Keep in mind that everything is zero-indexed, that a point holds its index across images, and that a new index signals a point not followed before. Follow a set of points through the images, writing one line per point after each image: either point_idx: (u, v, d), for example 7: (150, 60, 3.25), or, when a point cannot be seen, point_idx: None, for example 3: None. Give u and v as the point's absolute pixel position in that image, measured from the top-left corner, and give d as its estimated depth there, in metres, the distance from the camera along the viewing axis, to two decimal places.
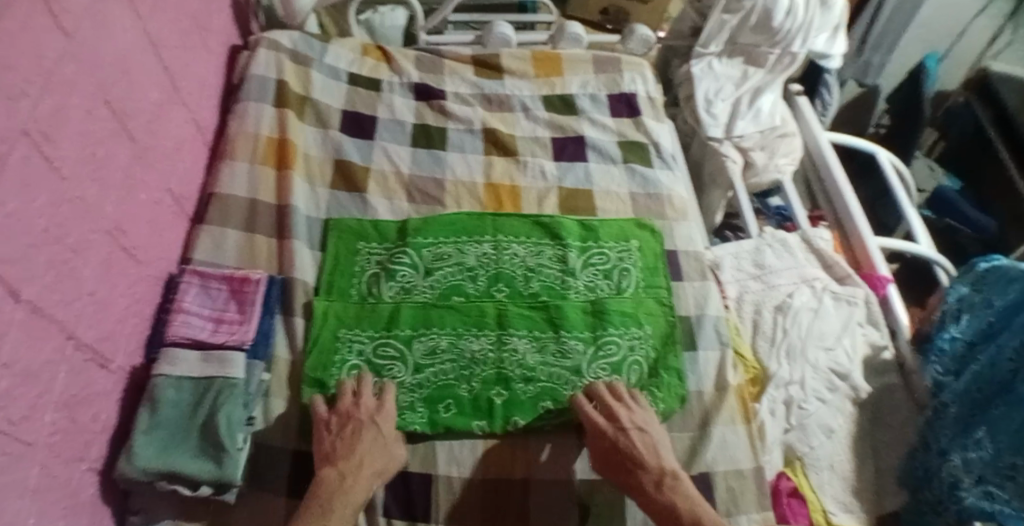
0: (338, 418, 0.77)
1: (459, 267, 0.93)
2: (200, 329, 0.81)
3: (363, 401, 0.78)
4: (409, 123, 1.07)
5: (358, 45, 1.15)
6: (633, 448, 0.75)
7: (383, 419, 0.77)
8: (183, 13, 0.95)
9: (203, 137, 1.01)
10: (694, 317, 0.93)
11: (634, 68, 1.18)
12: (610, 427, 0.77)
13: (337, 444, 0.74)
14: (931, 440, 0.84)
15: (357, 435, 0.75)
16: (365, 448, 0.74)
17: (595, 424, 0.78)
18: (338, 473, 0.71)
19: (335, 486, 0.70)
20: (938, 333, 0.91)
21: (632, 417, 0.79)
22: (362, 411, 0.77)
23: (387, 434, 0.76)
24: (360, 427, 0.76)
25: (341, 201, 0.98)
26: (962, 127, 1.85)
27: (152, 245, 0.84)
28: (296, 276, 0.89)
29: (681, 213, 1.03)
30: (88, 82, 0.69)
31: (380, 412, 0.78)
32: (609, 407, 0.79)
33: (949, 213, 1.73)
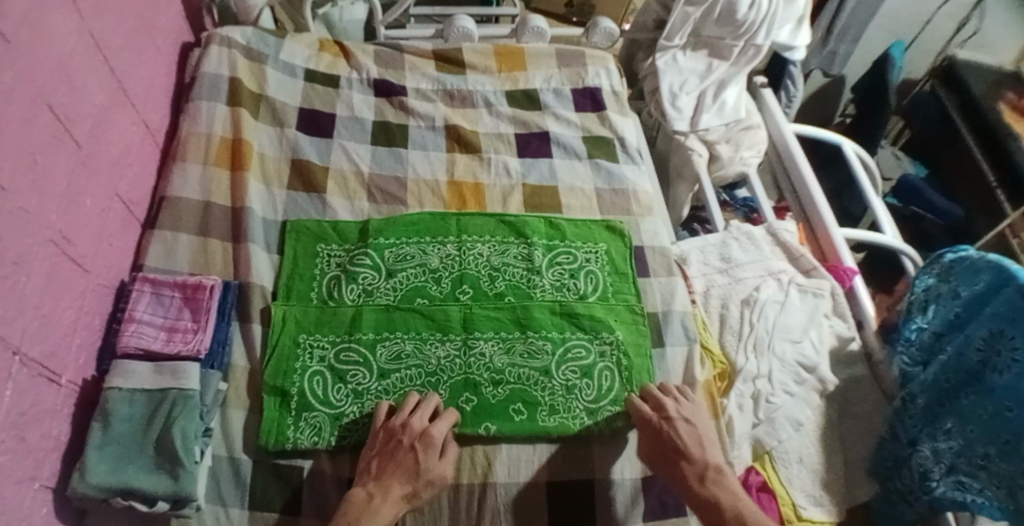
0: (385, 435, 0.76)
1: (422, 269, 0.91)
2: (153, 339, 0.77)
3: (411, 424, 0.76)
4: (369, 121, 1.05)
5: (314, 41, 1.11)
6: (680, 441, 0.78)
7: (428, 446, 0.75)
8: (129, 10, 0.90)
9: (154, 139, 0.96)
10: (661, 314, 0.93)
11: (599, 62, 1.17)
12: (657, 416, 0.80)
13: (374, 465, 0.75)
14: (900, 428, 0.90)
15: (398, 456, 0.75)
16: (398, 470, 0.74)
17: (642, 416, 0.80)
18: (367, 493, 0.72)
19: (362, 507, 0.71)
20: (906, 324, 0.94)
21: (681, 413, 0.80)
22: (408, 433, 0.75)
23: (431, 455, 0.75)
24: (403, 448, 0.75)
25: (299, 202, 0.95)
26: (927, 115, 1.88)
27: (102, 253, 0.79)
28: (253, 281, 0.87)
29: (647, 208, 1.03)
30: (25, 86, 0.65)
31: (426, 437, 0.75)
32: (657, 399, 0.81)
33: (915, 201, 1.75)
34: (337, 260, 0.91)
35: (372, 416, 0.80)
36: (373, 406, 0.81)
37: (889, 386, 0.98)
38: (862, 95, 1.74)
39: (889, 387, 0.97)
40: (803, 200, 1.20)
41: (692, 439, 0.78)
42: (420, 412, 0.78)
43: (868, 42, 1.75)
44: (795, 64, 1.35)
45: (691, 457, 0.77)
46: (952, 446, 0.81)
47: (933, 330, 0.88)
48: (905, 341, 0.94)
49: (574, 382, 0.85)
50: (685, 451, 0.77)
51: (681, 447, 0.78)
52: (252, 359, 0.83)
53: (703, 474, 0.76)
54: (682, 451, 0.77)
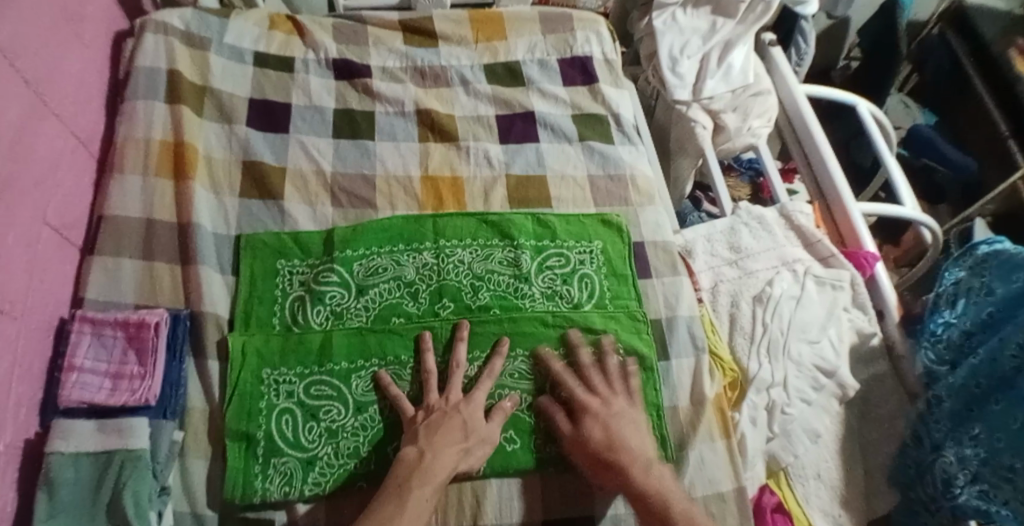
0: (425, 412, 0.72)
1: (396, 282, 0.81)
2: (96, 391, 0.69)
3: (450, 392, 0.74)
4: (329, 109, 0.92)
5: (263, 18, 0.98)
6: (621, 433, 0.71)
7: (471, 408, 0.72)
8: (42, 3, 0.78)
9: (86, 148, 0.85)
10: (665, 321, 0.84)
11: (589, 26, 1.03)
12: (599, 407, 0.73)
13: (420, 428, 0.70)
14: (925, 434, 0.82)
15: (446, 419, 0.71)
16: (449, 430, 0.70)
17: (581, 404, 0.74)
18: (418, 450, 0.68)
19: (415, 464, 0.66)
20: (932, 317, 0.85)
21: (615, 404, 0.74)
22: (452, 399, 0.73)
23: (476, 418, 0.72)
24: (452, 412, 0.72)
25: (253, 211, 0.84)
26: (938, 63, 1.70)
27: (33, 293, 0.71)
28: (207, 309, 0.77)
29: (647, 197, 0.92)
30: None
31: (469, 401, 0.73)
32: (599, 389, 0.75)
33: (927, 152, 1.60)
34: (300, 279, 0.81)
35: (349, 457, 0.72)
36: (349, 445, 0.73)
37: (912, 384, 0.89)
38: (870, 39, 1.60)
39: (912, 387, 0.89)
40: (818, 173, 1.08)
41: (633, 432, 0.72)
42: (453, 382, 0.74)
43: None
44: (807, 19, 1.22)
45: (627, 450, 0.70)
46: (978, 453, 0.73)
47: (961, 328, 0.79)
48: (930, 335, 0.84)
49: None
50: (609, 447, 0.70)
51: (618, 441, 0.70)
52: (211, 397, 0.74)
53: (645, 471, 0.68)
54: (607, 443, 0.70)
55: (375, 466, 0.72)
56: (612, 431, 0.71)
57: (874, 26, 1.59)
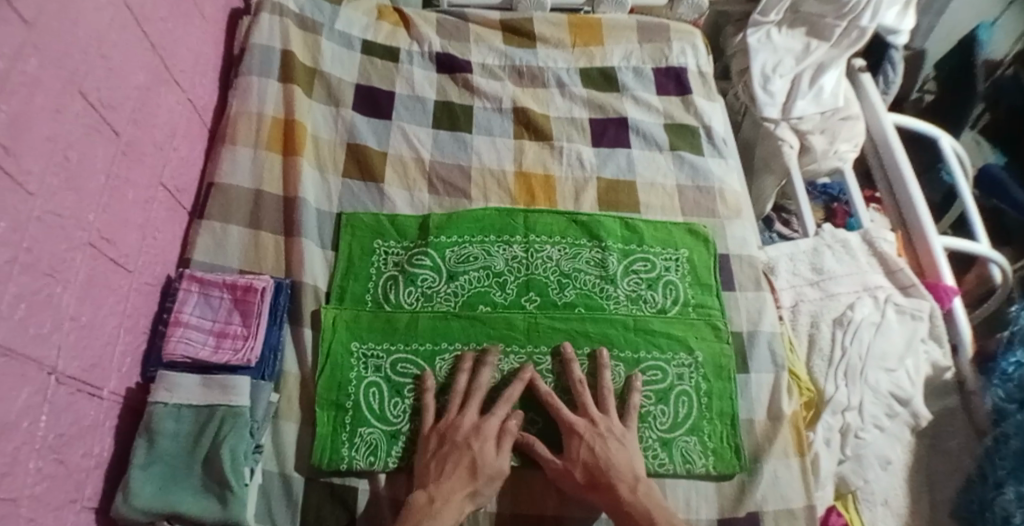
0: (438, 439, 0.71)
1: (486, 272, 0.84)
2: (201, 346, 0.73)
3: (460, 420, 0.72)
4: (431, 100, 0.95)
5: (372, 8, 1.01)
6: (608, 454, 0.70)
7: (482, 439, 0.70)
8: None
9: (201, 118, 0.89)
10: (746, 334, 0.84)
11: (684, 37, 1.04)
12: (587, 427, 0.72)
13: (430, 465, 0.69)
14: (990, 470, 0.81)
15: (456, 453, 0.69)
16: (457, 466, 0.68)
17: (567, 424, 0.73)
18: (427, 495, 0.66)
19: (423, 510, 0.65)
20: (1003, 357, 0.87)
21: (608, 427, 0.73)
22: (464, 426, 0.71)
23: (488, 449, 0.70)
24: (462, 447, 0.69)
25: (354, 192, 0.87)
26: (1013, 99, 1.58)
27: (144, 249, 0.75)
28: (306, 280, 0.80)
29: (734, 210, 0.93)
30: (56, 75, 0.59)
31: (480, 433, 0.71)
32: (590, 410, 0.74)
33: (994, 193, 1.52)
34: (393, 260, 0.84)
35: None
36: None
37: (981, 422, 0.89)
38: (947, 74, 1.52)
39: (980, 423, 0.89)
40: (901, 202, 1.06)
41: (622, 453, 0.71)
42: (471, 404, 0.73)
43: (949, 18, 1.44)
44: (897, 48, 1.20)
45: (616, 470, 0.69)
46: None
47: None
48: (1001, 374, 0.86)
49: (648, 409, 0.78)
50: (597, 468, 0.70)
51: (605, 462, 0.70)
52: (304, 365, 0.78)
53: (632, 488, 0.68)
54: (596, 467, 0.70)
55: None
56: (598, 450, 0.71)
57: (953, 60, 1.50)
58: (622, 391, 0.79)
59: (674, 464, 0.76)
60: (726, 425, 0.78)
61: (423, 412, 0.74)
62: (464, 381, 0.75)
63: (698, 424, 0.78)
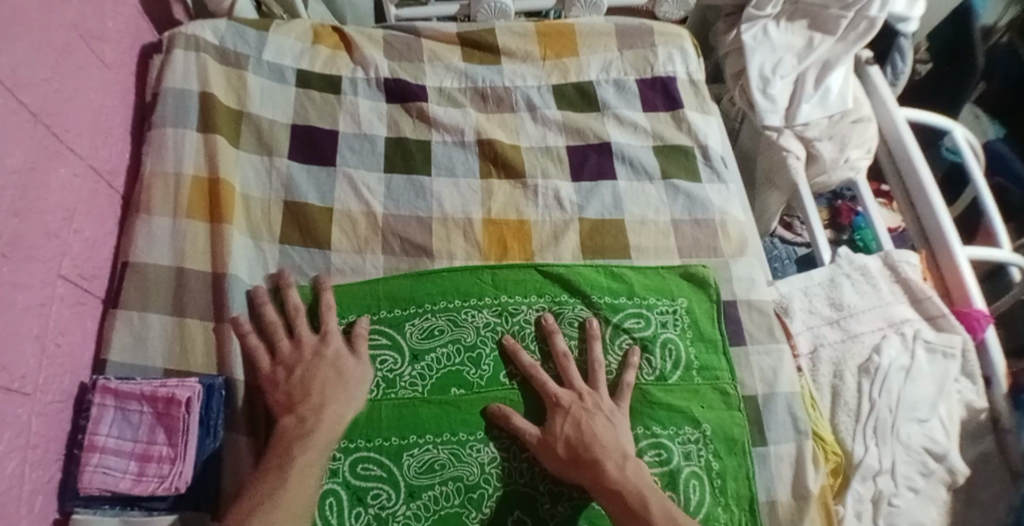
0: (286, 368, 0.66)
1: (455, 347, 0.72)
2: (121, 476, 0.61)
3: (304, 339, 0.68)
4: (381, 138, 0.82)
5: (308, 30, 0.87)
6: (593, 430, 0.65)
7: (334, 345, 0.68)
8: (55, 14, 0.66)
9: (108, 183, 0.75)
10: (762, 398, 0.73)
11: (672, 41, 0.90)
12: (574, 401, 0.67)
13: (292, 388, 0.65)
14: None
15: (313, 370, 0.66)
16: (321, 381, 0.65)
17: (552, 398, 0.67)
18: (298, 418, 0.63)
19: (294, 433, 0.62)
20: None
21: (595, 402, 0.67)
22: (305, 350, 0.67)
23: (345, 356, 0.68)
24: (318, 361, 0.67)
25: (296, 259, 0.75)
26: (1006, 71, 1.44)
27: (47, 362, 0.61)
28: (242, 376, 0.68)
29: (739, 247, 0.80)
30: None
31: (327, 341, 0.68)
32: (576, 384, 0.69)
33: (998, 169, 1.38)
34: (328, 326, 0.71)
35: None
36: None
37: (1017, 463, 0.79)
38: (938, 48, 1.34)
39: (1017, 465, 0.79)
40: (920, 211, 0.94)
41: (610, 432, 0.65)
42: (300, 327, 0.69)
43: None
44: (907, 37, 1.06)
45: (601, 446, 0.64)
46: None
47: None
48: None
49: None
50: (581, 445, 0.64)
51: (590, 437, 0.64)
52: (247, 482, 0.65)
53: (619, 467, 0.63)
54: (579, 441, 0.64)
55: None
56: (583, 425, 0.65)
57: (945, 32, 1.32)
58: (616, 376, 0.72)
59: None
60: (744, 511, 0.67)
61: (274, 339, 0.68)
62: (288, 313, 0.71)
63: (713, 513, 0.67)
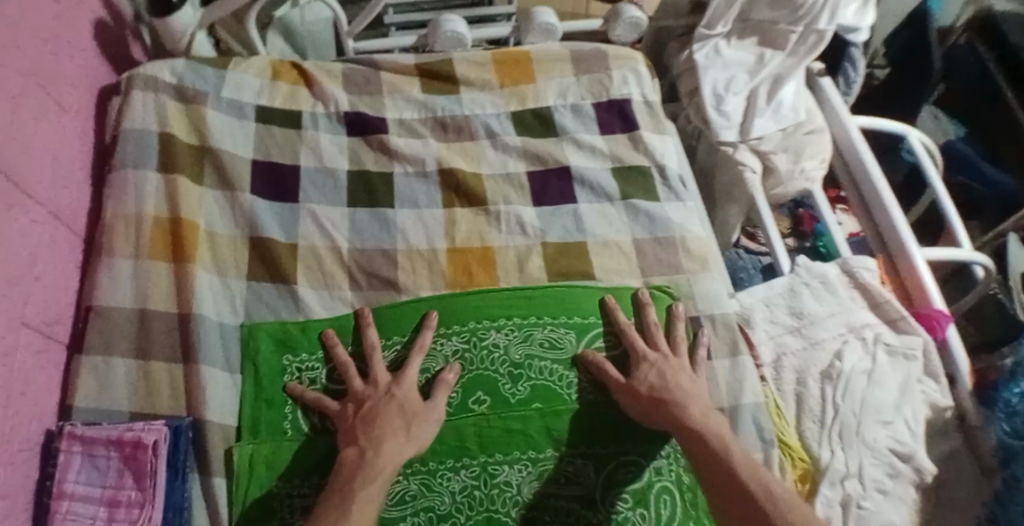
0: (355, 402, 0.67)
1: (425, 377, 0.72)
2: (89, 522, 0.61)
3: (378, 376, 0.69)
4: (343, 172, 0.83)
5: (266, 66, 0.88)
6: (677, 380, 0.70)
7: (406, 387, 0.69)
8: (12, 61, 0.66)
9: (69, 228, 0.75)
10: (728, 410, 0.75)
11: (626, 64, 0.93)
12: (659, 358, 0.72)
13: (356, 424, 0.65)
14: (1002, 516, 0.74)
15: (380, 406, 0.66)
16: (389, 417, 0.66)
17: (639, 353, 0.72)
18: (359, 450, 0.63)
19: (358, 465, 0.62)
20: (1006, 385, 0.80)
21: (676, 362, 0.72)
22: (380, 387, 0.68)
23: (413, 396, 0.68)
24: (386, 398, 0.67)
25: (263, 296, 0.75)
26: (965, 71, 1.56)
27: (12, 412, 0.60)
28: (209, 416, 0.68)
29: (701, 262, 0.82)
30: None
31: (401, 380, 0.69)
32: (660, 344, 0.74)
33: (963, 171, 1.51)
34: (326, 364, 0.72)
35: None
36: None
37: (986, 458, 0.81)
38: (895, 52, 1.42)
39: (987, 461, 0.81)
40: (876, 217, 0.97)
41: (692, 387, 0.70)
42: (375, 366, 0.70)
43: None
44: (858, 47, 1.10)
45: (683, 393, 0.69)
46: None
47: None
48: (1005, 407, 0.78)
49: (626, 515, 0.68)
50: (665, 389, 0.69)
51: (673, 385, 0.69)
52: (218, 521, 0.65)
53: (701, 412, 0.67)
54: (662, 390, 0.69)
55: None
56: (667, 376, 0.70)
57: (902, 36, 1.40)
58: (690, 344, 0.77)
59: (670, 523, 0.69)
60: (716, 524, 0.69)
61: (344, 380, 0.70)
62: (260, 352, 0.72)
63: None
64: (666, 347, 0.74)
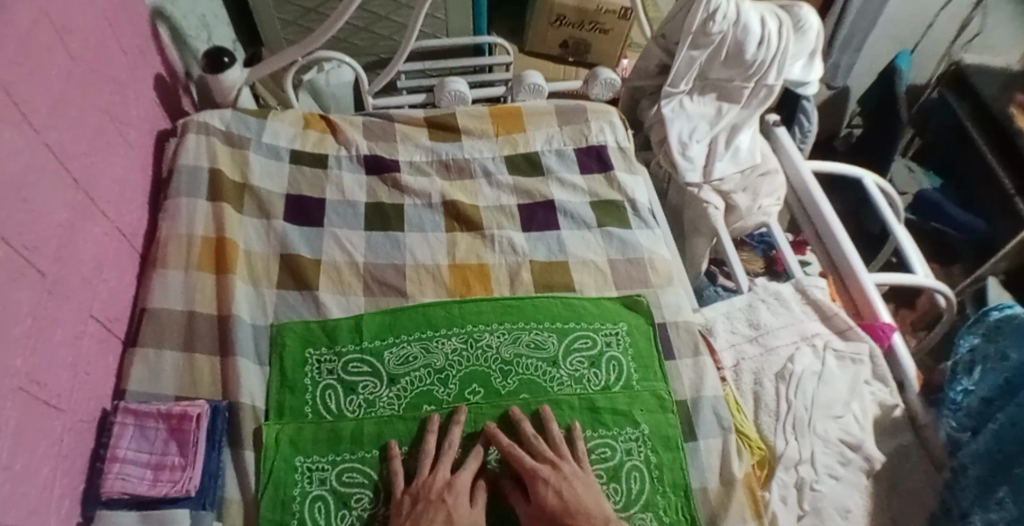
0: (411, 499, 0.72)
1: (427, 371, 0.83)
2: (139, 481, 0.72)
3: (433, 477, 0.73)
4: (361, 203, 0.98)
5: (299, 118, 1.05)
6: (576, 497, 0.71)
7: (456, 492, 0.72)
8: (90, 107, 0.82)
9: (131, 244, 0.89)
10: (690, 402, 0.86)
11: (601, 116, 1.10)
12: (551, 473, 0.73)
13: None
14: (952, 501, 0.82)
15: (431, 510, 0.70)
16: (432, 523, 0.69)
17: (529, 469, 0.73)
18: None
19: None
20: (952, 385, 0.87)
21: (568, 469, 0.74)
22: (433, 488, 0.72)
23: (462, 503, 0.71)
24: (437, 501, 0.70)
25: (290, 302, 0.88)
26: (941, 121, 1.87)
27: (77, 387, 0.72)
28: (243, 400, 0.80)
29: (666, 278, 0.96)
30: None
31: (452, 487, 0.72)
32: (547, 455, 0.75)
33: (934, 215, 1.82)
34: (354, 358, 0.84)
35: None
36: None
37: (938, 453, 0.88)
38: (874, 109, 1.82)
39: (938, 456, 0.88)
40: (829, 247, 1.10)
41: (587, 496, 0.72)
42: (443, 462, 0.75)
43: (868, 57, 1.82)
44: (809, 100, 1.27)
45: (582, 514, 0.71)
46: (1005, 517, 0.73)
47: (980, 394, 0.81)
48: (952, 404, 0.86)
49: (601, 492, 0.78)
50: (564, 513, 0.70)
51: (572, 504, 0.71)
52: (246, 488, 0.76)
53: None
54: (561, 510, 0.70)
55: None
56: (565, 494, 0.71)
57: (876, 93, 1.81)
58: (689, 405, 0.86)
59: None
60: (680, 497, 0.78)
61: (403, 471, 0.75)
62: (290, 349, 0.84)
63: (652, 499, 0.78)
64: (553, 452, 0.75)
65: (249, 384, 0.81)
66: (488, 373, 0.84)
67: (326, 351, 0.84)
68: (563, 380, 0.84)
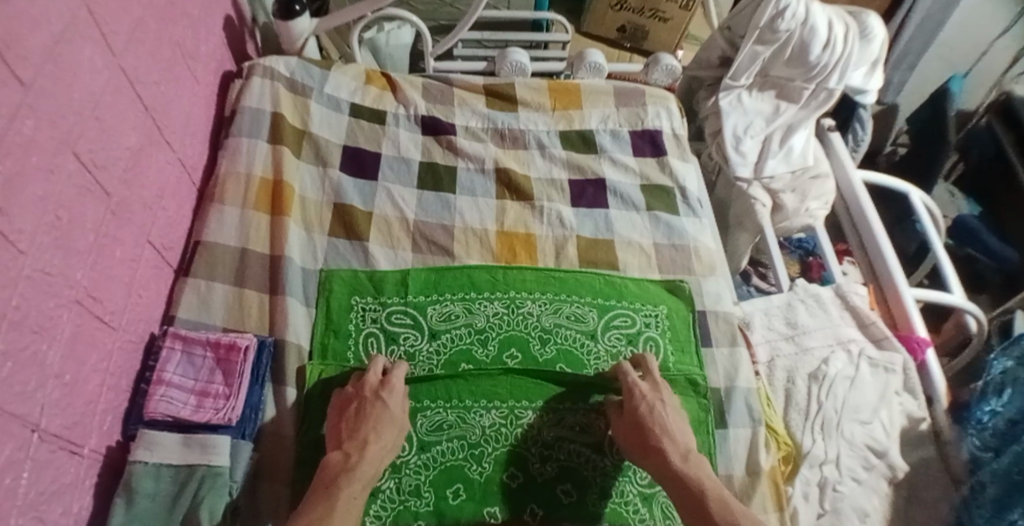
0: (346, 402, 0.76)
1: (468, 330, 0.85)
2: (182, 405, 0.74)
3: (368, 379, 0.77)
4: (415, 162, 0.99)
5: (360, 72, 1.06)
6: (663, 413, 0.76)
7: (389, 392, 0.76)
8: (165, 38, 0.84)
9: (191, 177, 0.91)
10: (724, 390, 0.87)
11: (659, 102, 1.10)
12: (650, 391, 0.79)
13: (342, 430, 0.74)
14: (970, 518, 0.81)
15: (363, 407, 0.74)
16: (364, 418, 0.73)
17: (629, 387, 0.78)
18: (343, 454, 0.71)
19: (340, 467, 0.69)
20: (979, 404, 0.86)
21: (663, 395, 0.79)
22: (366, 388, 0.76)
23: (396, 400, 0.76)
24: (371, 399, 0.75)
25: (340, 250, 0.90)
26: (982, 150, 1.82)
27: (130, 306, 0.74)
28: (288, 338, 0.82)
29: (709, 267, 0.96)
30: (50, 133, 0.59)
31: (388, 386, 0.76)
32: (654, 377, 0.81)
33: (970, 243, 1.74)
34: (399, 312, 0.85)
35: (409, 494, 0.75)
36: (410, 483, 0.75)
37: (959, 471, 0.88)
38: (920, 129, 1.75)
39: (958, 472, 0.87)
40: (872, 257, 1.09)
41: (674, 420, 0.77)
42: (374, 369, 0.78)
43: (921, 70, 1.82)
44: (865, 107, 1.27)
45: (669, 431, 0.75)
46: None
47: (1007, 416, 0.79)
48: (977, 423, 0.85)
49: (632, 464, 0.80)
50: (653, 420, 0.75)
51: (661, 419, 0.76)
52: (282, 424, 0.79)
53: (682, 460, 0.73)
54: (649, 418, 0.75)
55: (433, 506, 0.74)
56: (655, 409, 0.76)
57: (923, 112, 1.75)
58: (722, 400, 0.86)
59: (653, 518, 0.77)
60: None
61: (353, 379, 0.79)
62: (337, 294, 0.86)
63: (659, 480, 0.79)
64: (657, 376, 0.81)
65: (295, 325, 0.83)
66: (525, 338, 0.85)
67: (372, 301, 0.86)
68: (599, 355, 0.85)
